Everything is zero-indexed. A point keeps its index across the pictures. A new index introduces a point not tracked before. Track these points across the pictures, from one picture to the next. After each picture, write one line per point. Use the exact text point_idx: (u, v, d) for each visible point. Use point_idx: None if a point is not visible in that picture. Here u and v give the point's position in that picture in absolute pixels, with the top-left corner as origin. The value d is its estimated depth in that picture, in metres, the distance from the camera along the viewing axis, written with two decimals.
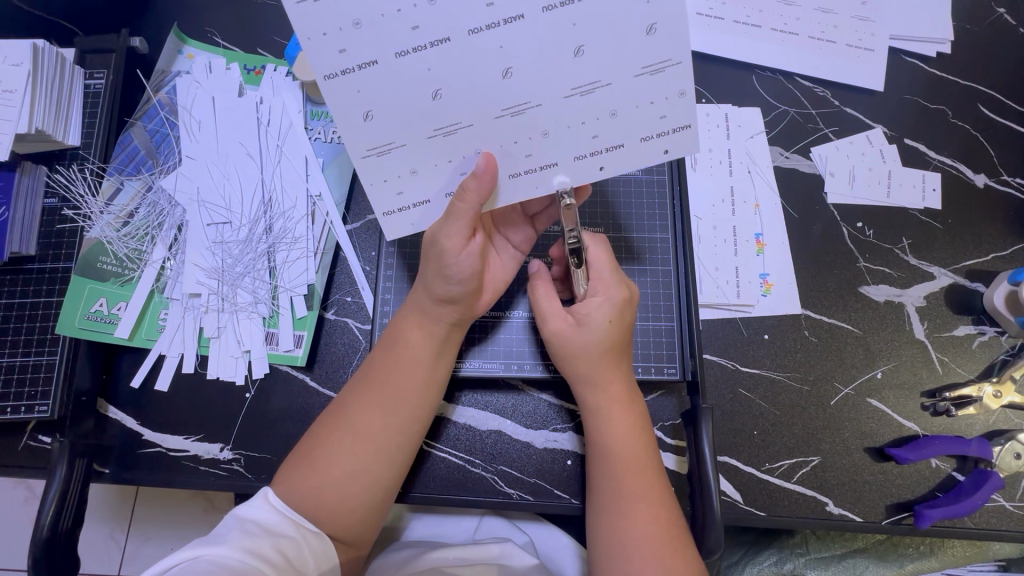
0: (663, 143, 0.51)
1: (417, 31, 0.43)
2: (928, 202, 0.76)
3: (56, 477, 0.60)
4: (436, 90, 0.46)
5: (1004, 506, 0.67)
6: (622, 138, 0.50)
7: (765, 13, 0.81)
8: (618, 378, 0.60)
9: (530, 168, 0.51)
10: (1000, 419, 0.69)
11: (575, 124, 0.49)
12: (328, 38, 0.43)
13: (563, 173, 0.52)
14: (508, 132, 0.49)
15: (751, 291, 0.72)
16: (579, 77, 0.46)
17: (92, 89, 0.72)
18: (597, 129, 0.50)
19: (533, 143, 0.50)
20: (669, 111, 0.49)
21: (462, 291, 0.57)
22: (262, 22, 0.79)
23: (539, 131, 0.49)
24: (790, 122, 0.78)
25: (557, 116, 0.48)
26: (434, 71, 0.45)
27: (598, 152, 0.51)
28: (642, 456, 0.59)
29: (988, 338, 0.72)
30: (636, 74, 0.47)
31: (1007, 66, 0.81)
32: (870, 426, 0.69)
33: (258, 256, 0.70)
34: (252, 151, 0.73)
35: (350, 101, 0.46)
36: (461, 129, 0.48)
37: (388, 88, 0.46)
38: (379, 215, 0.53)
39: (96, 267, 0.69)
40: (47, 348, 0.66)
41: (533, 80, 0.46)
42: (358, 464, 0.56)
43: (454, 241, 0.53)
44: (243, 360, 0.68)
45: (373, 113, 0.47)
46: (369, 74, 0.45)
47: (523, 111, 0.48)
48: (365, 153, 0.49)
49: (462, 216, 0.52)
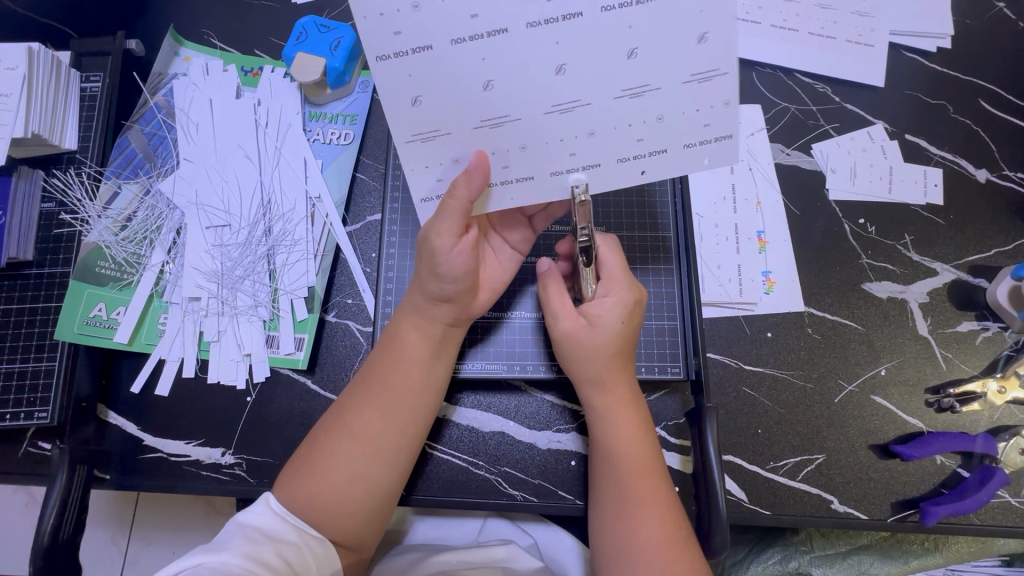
0: (706, 152, 0.50)
1: (475, 19, 0.42)
2: (930, 198, 0.75)
3: (57, 484, 0.59)
4: (488, 82, 0.45)
5: (1010, 503, 0.67)
6: (666, 144, 0.49)
7: (764, 10, 0.81)
8: (617, 375, 0.60)
9: (573, 168, 0.51)
10: (1005, 415, 0.69)
11: (620, 125, 0.48)
12: (383, 19, 0.42)
13: (605, 174, 0.51)
14: (553, 131, 0.48)
15: (754, 289, 0.72)
16: (630, 79, 0.45)
17: (88, 92, 0.72)
18: (642, 134, 0.48)
19: (578, 143, 0.49)
20: (713, 120, 0.48)
21: (456, 290, 0.56)
22: (260, 24, 0.78)
23: (584, 130, 0.48)
24: (791, 119, 0.78)
25: (603, 117, 0.47)
26: (487, 63, 0.44)
27: (640, 156, 0.50)
28: (642, 451, 0.59)
29: (992, 333, 0.71)
30: (683, 83, 0.46)
31: (1007, 60, 0.81)
32: (873, 423, 0.68)
33: (258, 258, 0.70)
34: (250, 154, 0.73)
35: (400, 83, 0.46)
36: (510, 121, 0.48)
37: (437, 74, 0.45)
38: (417, 201, 0.54)
39: (95, 271, 0.69)
40: (46, 354, 0.66)
41: (585, 78, 0.45)
42: (357, 468, 0.56)
43: (444, 237, 0.53)
44: (244, 364, 0.68)
45: (422, 99, 0.46)
46: (422, 58, 0.44)
47: (572, 108, 0.47)
48: (410, 138, 0.49)
49: (451, 214, 0.52)
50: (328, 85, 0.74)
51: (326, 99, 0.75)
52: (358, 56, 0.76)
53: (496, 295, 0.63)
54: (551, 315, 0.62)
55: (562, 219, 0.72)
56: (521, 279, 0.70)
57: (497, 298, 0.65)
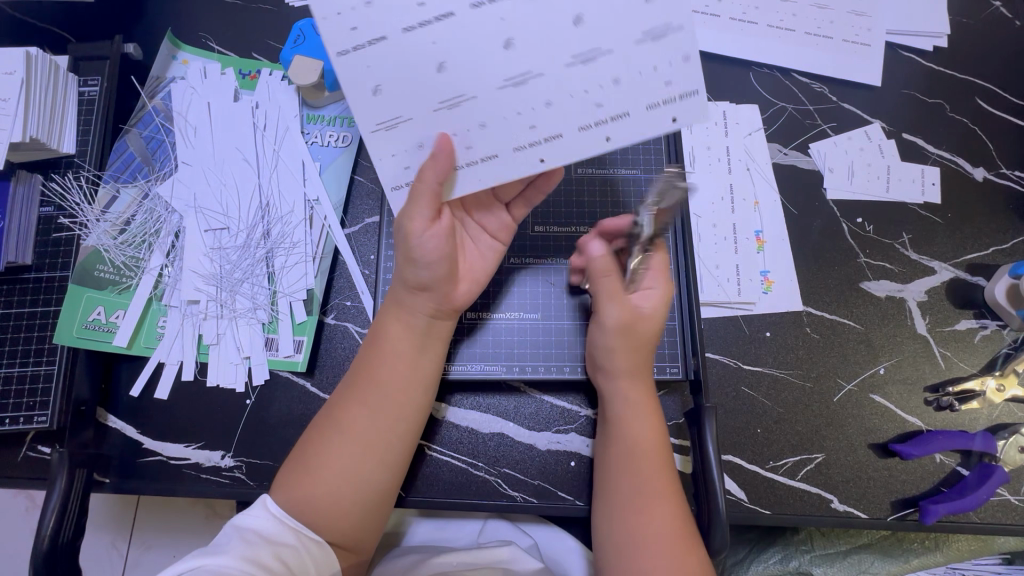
0: (671, 110, 0.49)
1: (422, 7, 0.46)
2: (928, 197, 0.76)
3: (56, 488, 0.59)
4: (440, 62, 0.47)
5: (1009, 501, 0.67)
6: (626, 107, 0.49)
7: (760, 9, 0.81)
8: (640, 365, 0.61)
9: (535, 141, 0.50)
10: (1003, 413, 0.69)
11: (577, 92, 0.49)
12: (342, 17, 0.46)
13: (568, 146, 0.51)
14: (509, 104, 0.49)
15: (753, 288, 0.72)
16: (579, 45, 0.47)
17: (86, 96, 0.72)
18: (600, 97, 0.49)
19: (537, 114, 0.49)
20: (674, 77, 0.48)
21: (432, 277, 0.56)
22: (258, 27, 0.78)
23: (541, 101, 0.49)
24: (788, 118, 0.78)
25: (558, 85, 0.49)
26: (438, 45, 0.47)
27: (603, 121, 0.50)
28: (642, 444, 0.59)
29: (990, 331, 0.71)
30: (633, 42, 0.47)
31: (1005, 59, 0.81)
32: (873, 422, 0.68)
33: (257, 261, 0.70)
34: (249, 157, 0.73)
35: (360, 76, 0.48)
36: (466, 100, 0.49)
37: (397, 62, 0.47)
38: (387, 189, 0.54)
39: (93, 275, 0.69)
40: (45, 358, 0.66)
41: (534, 49, 0.47)
42: (349, 468, 0.55)
43: (417, 223, 0.53)
44: (243, 367, 0.68)
45: (382, 88, 0.48)
46: (378, 49, 0.47)
47: (524, 81, 0.48)
48: (374, 127, 0.50)
49: (422, 198, 0.52)
50: (325, 87, 0.74)
51: (324, 102, 0.75)
52: None
53: (479, 287, 0.62)
54: (604, 311, 0.61)
55: (560, 220, 0.72)
56: (520, 281, 0.70)
57: (482, 289, 0.63)
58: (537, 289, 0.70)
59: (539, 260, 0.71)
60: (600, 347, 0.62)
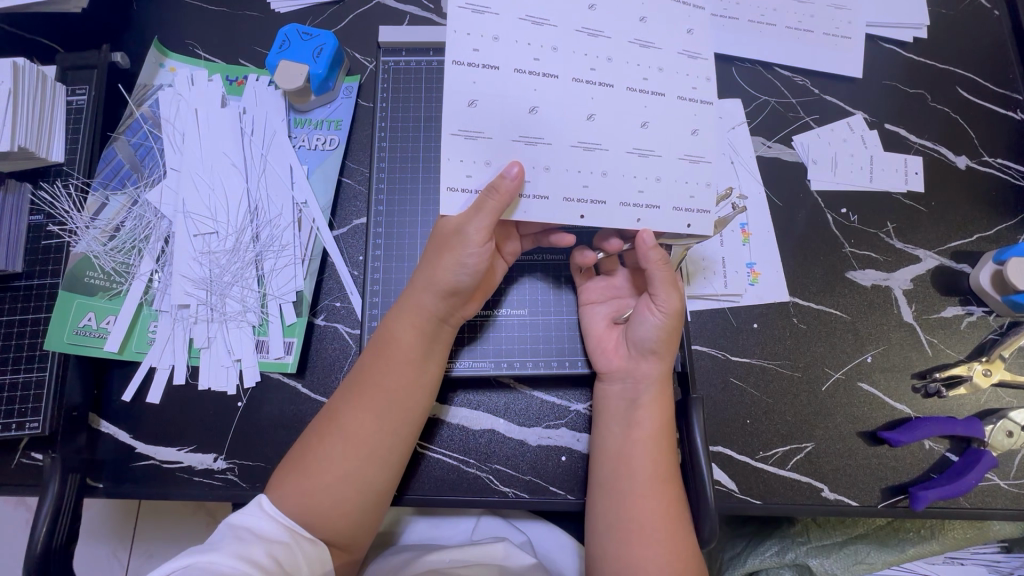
0: (688, 219, 0.56)
1: (536, 62, 0.53)
2: (911, 185, 0.76)
3: (49, 493, 0.60)
4: (534, 106, 0.53)
5: (998, 485, 0.67)
6: (660, 201, 0.56)
7: (742, 4, 0.81)
8: (664, 355, 0.62)
9: (583, 199, 0.54)
10: (991, 398, 0.70)
11: (628, 175, 0.55)
12: (468, 37, 0.52)
13: (607, 213, 0.55)
14: (573, 163, 0.54)
15: (739, 281, 0.72)
16: (642, 142, 0.55)
17: (74, 105, 0.73)
18: (643, 186, 0.55)
19: (592, 178, 0.54)
20: (698, 194, 0.56)
21: (469, 282, 0.58)
22: (244, 34, 0.79)
23: (597, 171, 0.54)
24: (771, 112, 0.78)
25: (615, 164, 0.55)
26: (537, 93, 0.53)
27: (639, 204, 0.55)
28: (646, 436, 0.60)
29: (976, 318, 0.72)
30: (679, 159, 0.55)
31: (984, 48, 0.82)
32: (861, 411, 0.69)
33: (246, 264, 0.70)
34: (237, 162, 0.74)
35: (462, 89, 0.52)
36: (541, 144, 0.53)
37: (491, 87, 0.52)
38: (442, 188, 0.53)
39: (83, 282, 0.69)
40: (37, 364, 0.66)
41: (608, 129, 0.54)
42: (351, 468, 0.56)
43: (479, 235, 0.54)
44: (234, 369, 0.68)
45: (477, 103, 0.52)
46: (488, 75, 0.52)
47: (593, 150, 0.54)
48: (455, 132, 0.52)
49: (491, 216, 0.53)
50: (311, 91, 0.75)
51: (310, 106, 0.76)
52: (338, 65, 0.76)
53: (484, 299, 0.64)
54: (664, 296, 0.60)
55: None
56: (508, 278, 0.70)
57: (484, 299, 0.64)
58: (526, 286, 0.70)
59: (525, 256, 0.71)
60: (651, 333, 0.61)
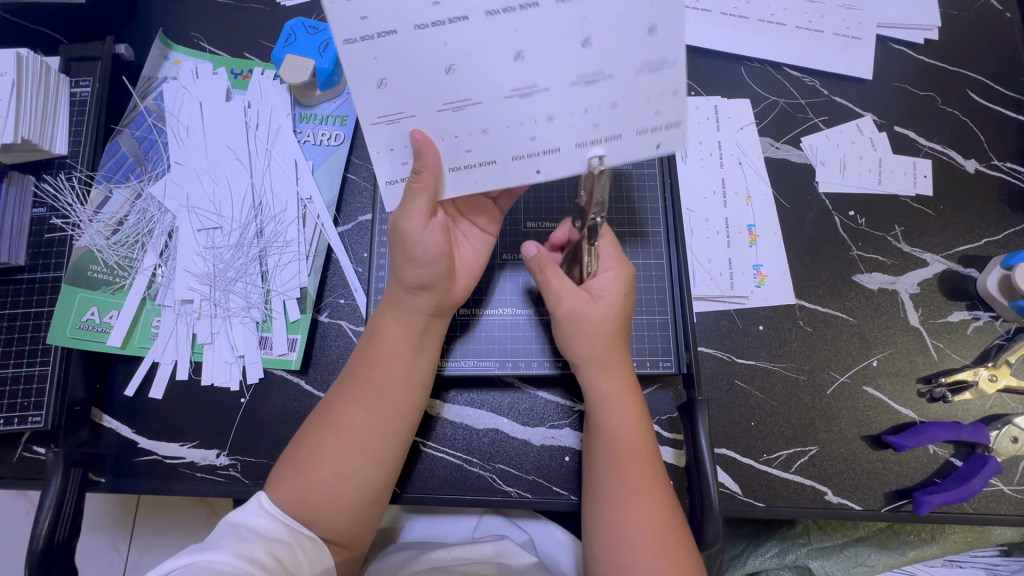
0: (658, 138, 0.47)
1: (438, 6, 0.41)
2: (920, 188, 0.76)
3: (51, 488, 0.59)
4: (450, 65, 0.45)
5: (1003, 490, 0.67)
6: (619, 129, 0.47)
7: (751, 4, 0.81)
8: (620, 353, 0.62)
9: (531, 153, 0.49)
10: (996, 404, 0.69)
11: (578, 112, 0.47)
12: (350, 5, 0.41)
13: (562, 160, 0.49)
14: (512, 116, 0.47)
15: (745, 282, 0.72)
16: (586, 65, 0.44)
17: (78, 97, 0.72)
18: (597, 119, 0.47)
19: (538, 128, 0.48)
20: (664, 108, 0.45)
21: (431, 274, 0.56)
22: (249, 26, 0.79)
23: (543, 115, 0.47)
24: (780, 112, 0.78)
25: (560, 102, 0.46)
26: (450, 47, 0.44)
27: (597, 142, 0.48)
28: (629, 437, 0.59)
29: (983, 323, 0.72)
30: (634, 71, 0.44)
31: (996, 51, 0.82)
32: (867, 415, 0.68)
33: (250, 260, 0.70)
34: (240, 155, 0.73)
35: (365, 67, 0.45)
36: (472, 105, 0.47)
37: (404, 59, 0.45)
38: (382, 183, 0.54)
39: (86, 275, 0.69)
40: (39, 358, 0.66)
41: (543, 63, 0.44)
42: (345, 465, 0.55)
43: (414, 219, 0.52)
44: (237, 365, 0.68)
45: (387, 81, 0.46)
46: (387, 44, 0.44)
47: (531, 94, 0.46)
48: (374, 121, 0.49)
49: (413, 193, 0.52)
50: (317, 86, 0.74)
51: (315, 100, 0.75)
52: None
53: (474, 280, 0.63)
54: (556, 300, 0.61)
55: (552, 216, 0.73)
56: (513, 277, 0.70)
57: (470, 284, 0.63)
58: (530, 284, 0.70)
59: None
60: (562, 341, 0.62)
